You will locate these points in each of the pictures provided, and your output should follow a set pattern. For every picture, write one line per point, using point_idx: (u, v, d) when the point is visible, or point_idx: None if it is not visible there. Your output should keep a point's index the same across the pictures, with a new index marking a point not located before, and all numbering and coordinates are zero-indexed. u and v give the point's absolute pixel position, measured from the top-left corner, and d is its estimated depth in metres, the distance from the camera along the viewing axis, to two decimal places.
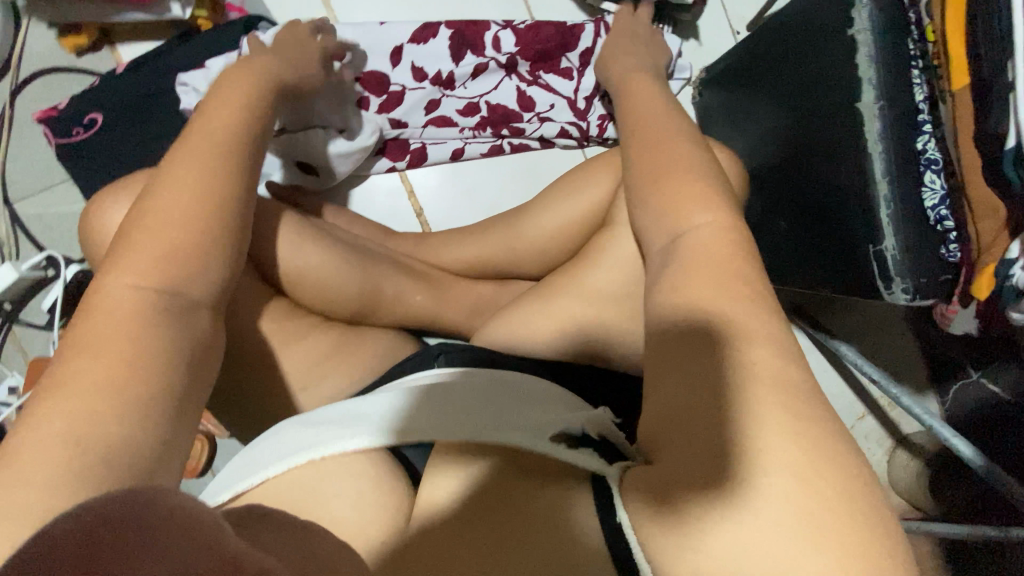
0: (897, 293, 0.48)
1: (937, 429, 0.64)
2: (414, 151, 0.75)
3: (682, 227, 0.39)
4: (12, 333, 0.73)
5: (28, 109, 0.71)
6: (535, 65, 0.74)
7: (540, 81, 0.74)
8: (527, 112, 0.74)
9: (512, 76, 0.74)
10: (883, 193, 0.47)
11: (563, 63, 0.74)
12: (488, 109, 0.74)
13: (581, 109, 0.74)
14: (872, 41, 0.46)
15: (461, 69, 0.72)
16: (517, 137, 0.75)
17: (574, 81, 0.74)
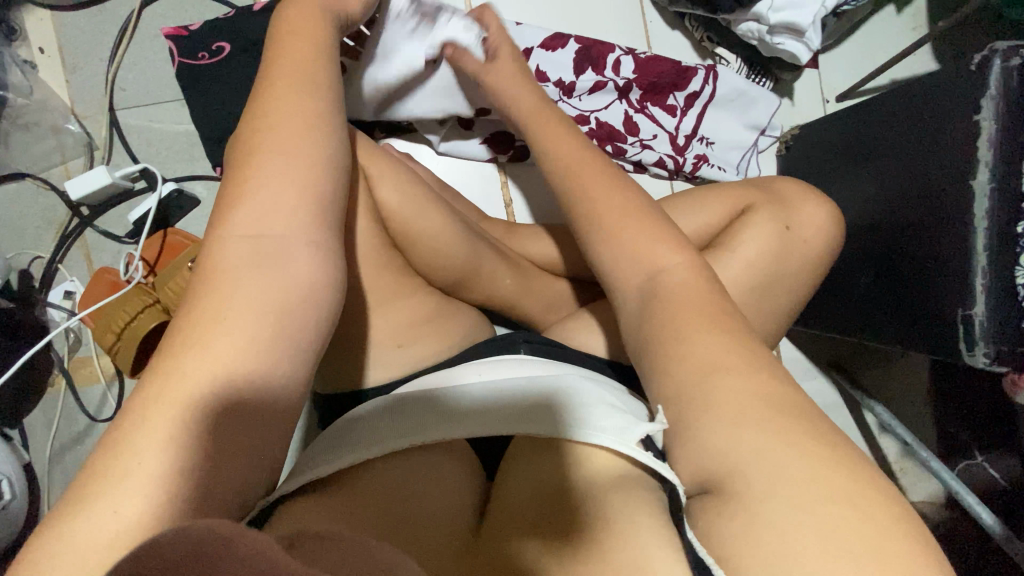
0: (978, 357, 0.53)
1: (962, 494, 0.69)
2: (518, 148, 0.78)
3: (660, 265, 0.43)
4: (82, 237, 0.72)
5: (155, 24, 0.72)
6: (645, 95, 0.78)
7: (646, 111, 0.79)
8: (631, 135, 0.78)
9: (623, 100, 0.78)
10: (981, 265, 0.52)
11: (670, 100, 0.79)
12: (596, 124, 0.77)
13: (680, 145, 0.79)
14: (995, 129, 0.51)
15: (581, 83, 0.77)
16: (617, 157, 0.78)
17: (676, 118, 0.79)
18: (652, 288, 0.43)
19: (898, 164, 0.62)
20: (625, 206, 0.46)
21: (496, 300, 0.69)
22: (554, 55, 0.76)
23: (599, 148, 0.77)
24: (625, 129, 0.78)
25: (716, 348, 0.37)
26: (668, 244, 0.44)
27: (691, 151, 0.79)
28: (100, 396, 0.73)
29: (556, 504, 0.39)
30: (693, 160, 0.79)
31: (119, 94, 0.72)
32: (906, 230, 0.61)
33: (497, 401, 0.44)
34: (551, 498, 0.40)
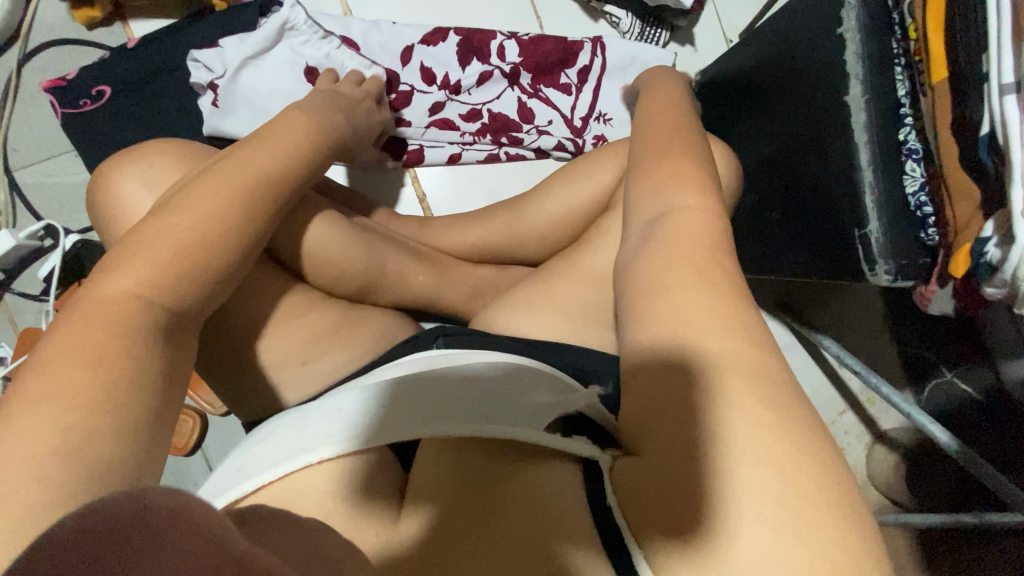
0: (880, 275, 0.51)
1: (915, 416, 0.68)
2: (412, 153, 0.76)
3: (675, 221, 0.39)
4: (3, 302, 0.72)
5: (36, 79, 0.72)
6: (536, 78, 0.77)
7: (540, 94, 0.77)
8: (526, 123, 0.77)
9: (514, 87, 0.77)
10: (868, 179, 0.50)
11: (563, 78, 0.77)
12: (488, 121, 0.77)
13: (577, 127, 0.77)
14: (859, 39, 0.50)
15: (466, 77, 0.75)
16: (513, 144, 0.77)
17: (571, 97, 0.77)
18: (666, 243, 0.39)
19: (785, 93, 0.60)
20: None
21: (414, 298, 0.69)
22: (436, 51, 0.75)
23: (498, 143, 0.77)
24: (513, 120, 0.77)
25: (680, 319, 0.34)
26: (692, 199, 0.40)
27: (589, 132, 0.77)
28: None
29: (477, 490, 0.37)
30: (592, 140, 0.77)
31: (12, 156, 0.72)
32: (802, 157, 0.58)
33: (449, 390, 0.39)
34: (469, 485, 0.38)
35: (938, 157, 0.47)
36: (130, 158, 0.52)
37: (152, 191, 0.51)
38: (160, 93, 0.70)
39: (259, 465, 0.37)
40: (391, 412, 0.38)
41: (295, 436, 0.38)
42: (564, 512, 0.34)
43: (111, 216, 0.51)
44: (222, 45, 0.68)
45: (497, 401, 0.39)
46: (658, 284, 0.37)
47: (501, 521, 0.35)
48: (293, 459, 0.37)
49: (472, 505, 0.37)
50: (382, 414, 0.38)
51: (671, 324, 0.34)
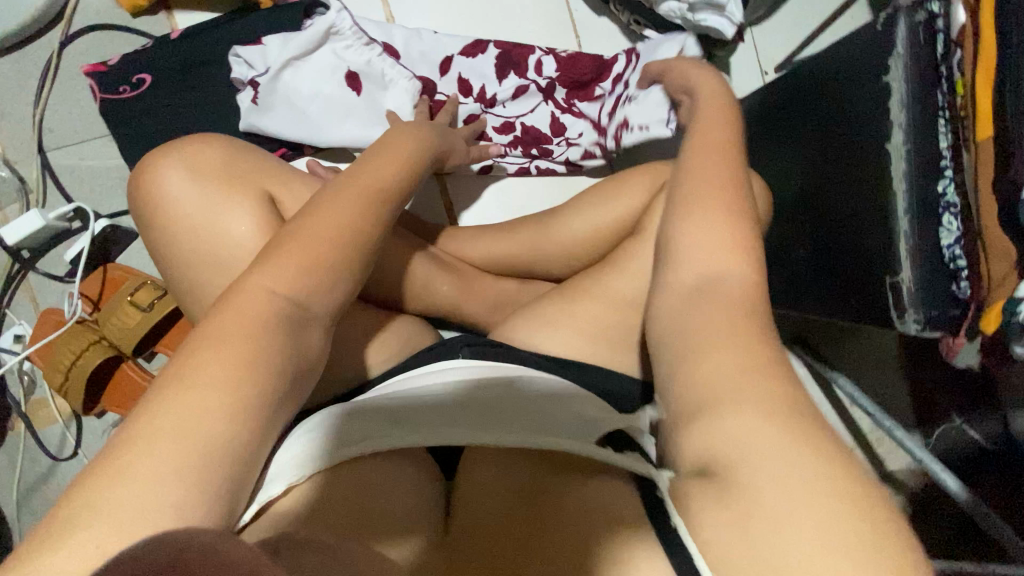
0: (909, 323, 0.51)
1: (927, 462, 0.68)
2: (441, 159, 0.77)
3: (719, 258, 0.39)
4: (26, 280, 0.72)
5: (76, 62, 0.73)
6: (570, 92, 0.76)
7: (572, 108, 0.76)
8: (557, 136, 0.77)
9: (548, 101, 0.77)
10: (903, 227, 0.51)
11: (597, 91, 0.76)
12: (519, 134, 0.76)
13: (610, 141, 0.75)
14: (905, 88, 0.50)
15: (502, 90, 0.76)
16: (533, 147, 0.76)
17: (605, 109, 0.75)
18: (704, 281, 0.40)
19: (824, 131, 0.60)
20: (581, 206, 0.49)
21: (436, 306, 0.69)
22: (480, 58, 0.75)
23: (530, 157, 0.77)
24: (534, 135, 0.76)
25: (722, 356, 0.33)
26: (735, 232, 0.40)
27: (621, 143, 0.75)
28: (60, 435, 0.74)
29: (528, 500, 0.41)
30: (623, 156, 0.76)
31: (47, 136, 0.72)
32: (836, 197, 0.58)
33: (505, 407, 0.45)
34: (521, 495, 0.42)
35: (977, 214, 0.47)
36: (172, 152, 0.52)
37: (191, 186, 0.51)
38: (198, 84, 0.71)
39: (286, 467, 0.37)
40: (452, 419, 0.43)
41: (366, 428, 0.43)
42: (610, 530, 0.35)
43: (150, 208, 0.52)
44: (265, 42, 0.68)
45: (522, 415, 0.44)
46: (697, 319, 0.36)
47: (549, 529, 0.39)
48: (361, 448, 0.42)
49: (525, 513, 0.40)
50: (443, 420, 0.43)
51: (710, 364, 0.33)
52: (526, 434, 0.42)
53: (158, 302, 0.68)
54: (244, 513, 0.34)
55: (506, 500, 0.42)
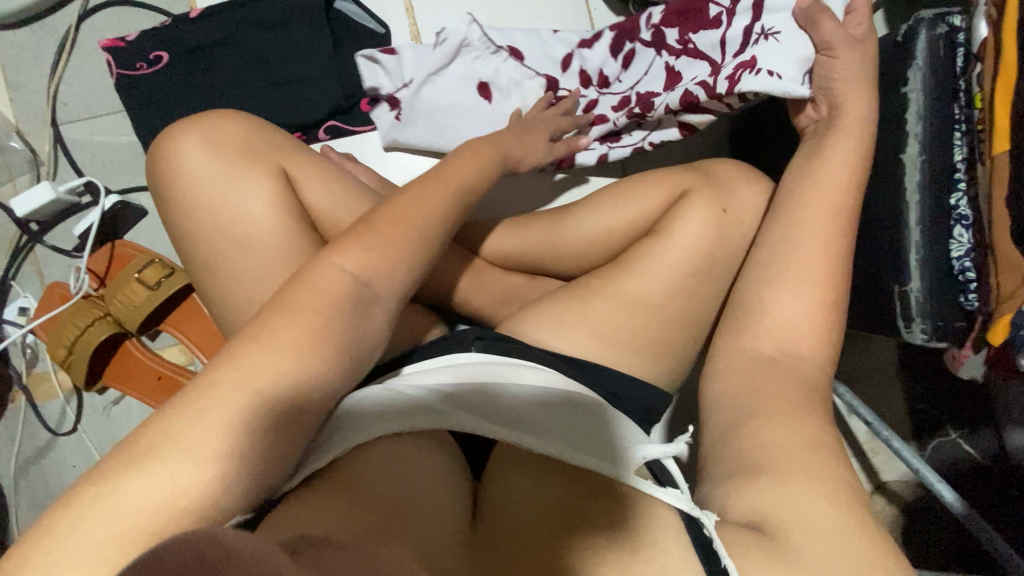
0: (915, 333, 0.52)
1: (923, 472, 0.68)
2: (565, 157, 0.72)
3: None
4: (33, 253, 0.72)
5: (94, 37, 0.73)
6: (681, 28, 0.64)
7: (688, 46, 0.64)
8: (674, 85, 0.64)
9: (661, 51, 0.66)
10: (914, 238, 0.51)
11: (711, 12, 0.63)
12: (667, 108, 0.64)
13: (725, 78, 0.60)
14: (923, 100, 0.51)
15: (610, 66, 0.69)
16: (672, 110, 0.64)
17: (721, 30, 0.62)
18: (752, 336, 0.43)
19: None
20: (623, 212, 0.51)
21: (445, 297, 0.69)
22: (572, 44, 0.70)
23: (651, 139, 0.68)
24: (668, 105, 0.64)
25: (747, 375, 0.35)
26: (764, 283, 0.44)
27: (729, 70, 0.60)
28: (60, 410, 0.73)
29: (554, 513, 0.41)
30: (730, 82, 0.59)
31: (61, 109, 0.72)
32: (848, 206, 0.59)
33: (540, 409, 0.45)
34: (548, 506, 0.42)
35: (989, 228, 0.47)
36: (191, 128, 0.52)
37: (209, 165, 0.51)
38: (215, 65, 0.71)
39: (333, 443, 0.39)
40: (488, 412, 0.44)
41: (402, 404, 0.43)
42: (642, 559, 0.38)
43: (167, 185, 0.52)
44: (402, 55, 0.69)
45: (561, 420, 0.45)
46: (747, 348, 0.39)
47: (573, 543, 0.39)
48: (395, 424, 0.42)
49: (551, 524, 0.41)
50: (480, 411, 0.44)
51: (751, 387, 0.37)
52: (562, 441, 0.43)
53: (166, 281, 0.68)
54: (286, 483, 0.37)
55: (529, 506, 0.42)
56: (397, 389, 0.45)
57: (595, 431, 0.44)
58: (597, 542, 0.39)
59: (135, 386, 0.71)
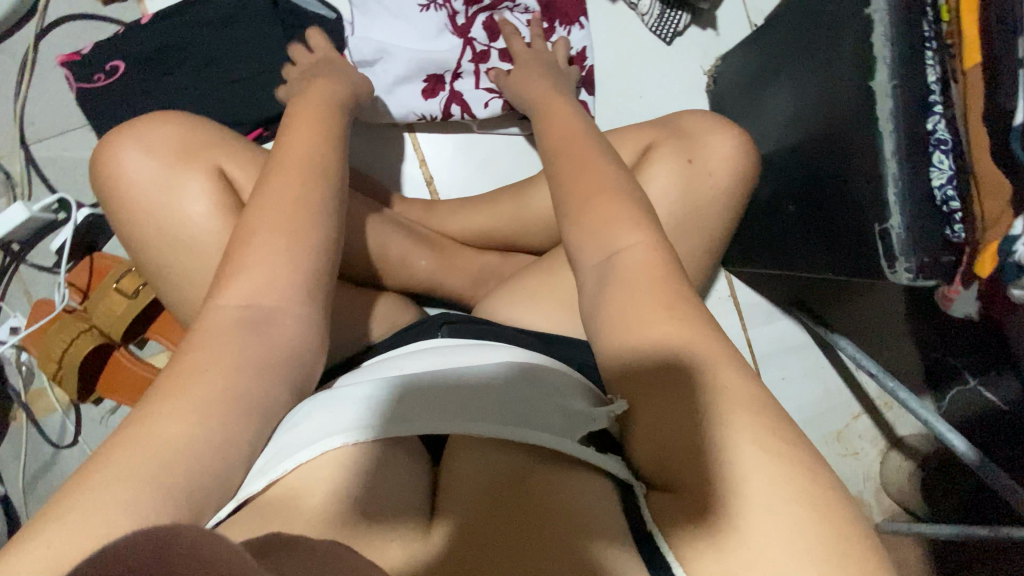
0: (900, 272, 0.48)
1: (932, 423, 0.65)
2: None
3: None
4: (18, 273, 0.74)
5: (51, 54, 0.73)
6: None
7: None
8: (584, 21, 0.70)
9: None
10: (892, 172, 0.47)
11: None
12: (484, 107, 0.74)
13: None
14: (889, 20, 0.46)
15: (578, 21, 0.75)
16: (495, 99, 0.73)
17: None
18: (616, 273, 0.43)
19: (812, 79, 0.57)
20: (564, 171, 0.49)
21: (417, 282, 0.69)
22: (519, 13, 0.74)
23: (446, 109, 0.74)
24: (488, 103, 0.73)
25: (682, 336, 0.37)
26: (630, 225, 0.44)
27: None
28: (59, 423, 0.75)
29: (501, 498, 0.38)
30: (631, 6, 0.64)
31: (29, 129, 0.73)
32: (825, 146, 0.56)
33: (486, 393, 0.42)
34: (498, 490, 0.38)
35: (969, 149, 0.44)
36: (134, 133, 0.52)
37: (156, 168, 0.51)
38: (170, 70, 0.70)
39: (267, 459, 0.37)
40: (433, 407, 0.40)
41: (342, 414, 0.40)
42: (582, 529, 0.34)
43: (115, 191, 0.52)
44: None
45: (500, 398, 0.41)
46: (675, 301, 0.40)
47: (521, 525, 0.36)
48: (339, 438, 0.38)
49: (502, 511, 0.37)
50: (424, 409, 0.40)
51: (686, 332, 0.38)
52: (517, 427, 0.39)
53: (142, 290, 0.69)
54: (220, 510, 0.34)
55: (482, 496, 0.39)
56: (331, 391, 0.43)
57: (535, 406, 0.41)
58: (532, 530, 0.35)
59: (126, 396, 0.72)
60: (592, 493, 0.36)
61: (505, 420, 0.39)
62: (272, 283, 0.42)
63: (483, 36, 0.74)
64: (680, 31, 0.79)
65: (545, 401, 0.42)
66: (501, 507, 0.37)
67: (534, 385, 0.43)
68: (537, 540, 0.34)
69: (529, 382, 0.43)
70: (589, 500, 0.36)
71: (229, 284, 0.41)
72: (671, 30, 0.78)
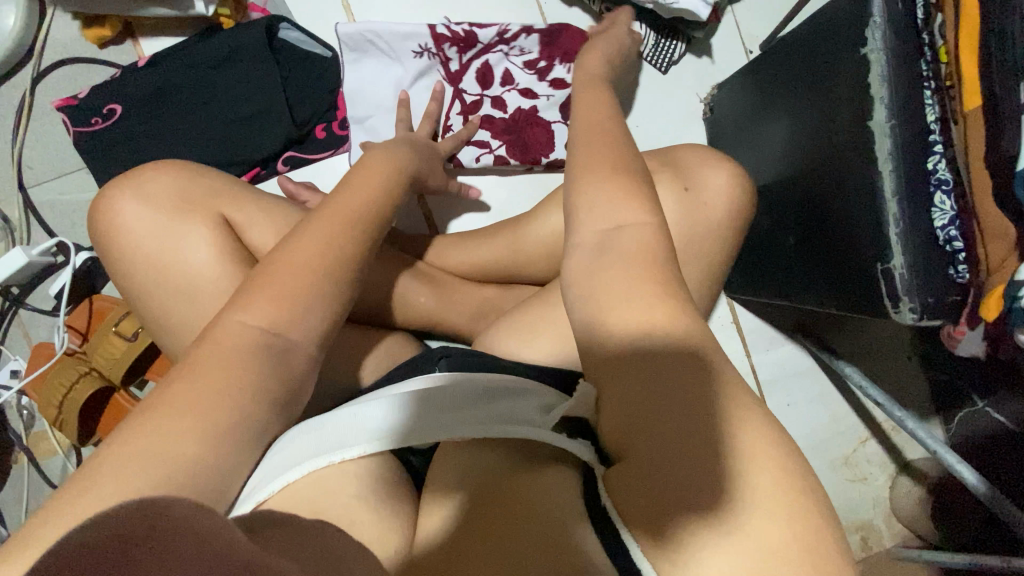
0: (905, 313, 0.47)
1: (941, 453, 0.64)
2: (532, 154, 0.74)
3: None
4: (17, 316, 0.73)
5: (48, 97, 0.73)
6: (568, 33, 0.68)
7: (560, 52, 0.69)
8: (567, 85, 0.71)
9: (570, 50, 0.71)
10: (893, 212, 0.46)
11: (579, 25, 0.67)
12: (476, 161, 0.74)
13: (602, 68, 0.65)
14: (885, 60, 0.46)
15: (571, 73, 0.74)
16: (487, 154, 0.74)
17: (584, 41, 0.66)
18: None
19: (809, 114, 0.56)
20: None
21: (416, 319, 0.69)
22: (514, 56, 0.74)
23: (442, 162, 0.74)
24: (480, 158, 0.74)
25: None
26: None
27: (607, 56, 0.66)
28: (61, 466, 0.75)
29: (485, 497, 0.39)
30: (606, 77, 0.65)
31: (27, 173, 0.73)
32: (824, 180, 0.55)
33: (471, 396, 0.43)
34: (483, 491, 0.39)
35: (971, 190, 0.43)
36: (130, 184, 0.52)
37: (152, 220, 0.51)
38: (166, 112, 0.71)
39: (256, 478, 0.38)
40: (417, 412, 0.42)
41: (337, 429, 0.42)
42: (552, 523, 0.34)
43: (112, 243, 0.52)
44: (364, 49, 0.72)
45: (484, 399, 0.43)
46: None
47: (498, 525, 0.36)
48: (334, 452, 0.41)
49: (483, 513, 0.38)
50: (409, 416, 0.42)
51: None
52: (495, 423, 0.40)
53: (141, 332, 0.69)
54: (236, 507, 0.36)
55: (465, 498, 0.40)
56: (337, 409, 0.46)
57: (519, 413, 0.41)
58: (504, 529, 0.35)
59: None
60: (565, 497, 0.35)
61: (484, 418, 0.41)
62: (270, 340, 0.41)
63: (474, 84, 0.74)
64: (676, 59, 0.78)
65: (530, 405, 0.42)
66: (484, 510, 0.38)
67: (523, 394, 0.44)
68: (510, 536, 0.34)
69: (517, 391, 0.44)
70: (562, 496, 0.35)
71: (218, 338, 0.40)
72: (667, 59, 0.78)
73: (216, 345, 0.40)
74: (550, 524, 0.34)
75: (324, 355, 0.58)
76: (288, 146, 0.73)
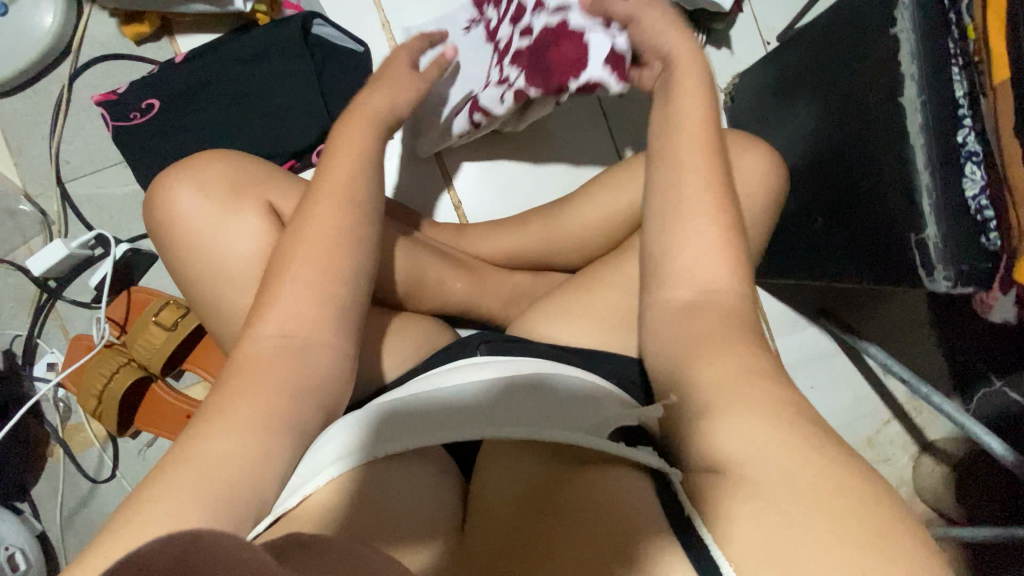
0: (939, 280, 0.49)
1: (968, 426, 0.65)
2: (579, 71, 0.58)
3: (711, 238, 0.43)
4: (54, 309, 0.74)
5: (86, 93, 0.75)
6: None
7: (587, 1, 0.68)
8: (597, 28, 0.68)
9: None
10: (925, 182, 0.49)
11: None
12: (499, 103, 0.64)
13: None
14: (915, 39, 0.48)
15: None
16: (506, 91, 0.63)
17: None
18: (666, 293, 0.44)
19: (837, 96, 0.59)
20: None
21: (450, 305, 0.70)
22: None
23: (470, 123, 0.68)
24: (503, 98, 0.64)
25: (742, 353, 0.38)
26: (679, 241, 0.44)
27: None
28: (97, 458, 0.75)
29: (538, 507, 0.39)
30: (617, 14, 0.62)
31: (64, 167, 0.74)
32: (854, 159, 0.57)
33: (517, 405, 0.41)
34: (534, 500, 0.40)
35: (1001, 159, 0.45)
36: (183, 170, 0.53)
37: (205, 204, 0.53)
38: (202, 107, 0.72)
39: (303, 471, 0.37)
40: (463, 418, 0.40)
41: (376, 429, 0.40)
42: (619, 533, 0.34)
43: (166, 227, 0.53)
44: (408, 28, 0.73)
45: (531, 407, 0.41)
46: (731, 318, 0.41)
47: (558, 533, 0.36)
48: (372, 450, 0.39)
49: (538, 521, 0.38)
50: (454, 421, 0.40)
51: (746, 350, 0.38)
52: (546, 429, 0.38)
53: (181, 322, 0.70)
54: (257, 524, 0.34)
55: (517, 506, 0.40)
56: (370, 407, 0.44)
57: (572, 408, 0.41)
58: (566, 537, 0.36)
59: (166, 428, 0.72)
60: (628, 491, 0.36)
61: (535, 425, 0.39)
62: (334, 314, 0.42)
63: (509, 27, 0.66)
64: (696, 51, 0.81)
65: (578, 412, 0.41)
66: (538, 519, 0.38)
67: (568, 399, 0.43)
68: (575, 545, 0.35)
69: (562, 398, 0.43)
70: (625, 499, 0.36)
71: (284, 310, 0.42)
72: None
73: (287, 318, 0.41)
74: (619, 531, 0.34)
75: (369, 338, 0.59)
76: (322, 138, 0.75)
